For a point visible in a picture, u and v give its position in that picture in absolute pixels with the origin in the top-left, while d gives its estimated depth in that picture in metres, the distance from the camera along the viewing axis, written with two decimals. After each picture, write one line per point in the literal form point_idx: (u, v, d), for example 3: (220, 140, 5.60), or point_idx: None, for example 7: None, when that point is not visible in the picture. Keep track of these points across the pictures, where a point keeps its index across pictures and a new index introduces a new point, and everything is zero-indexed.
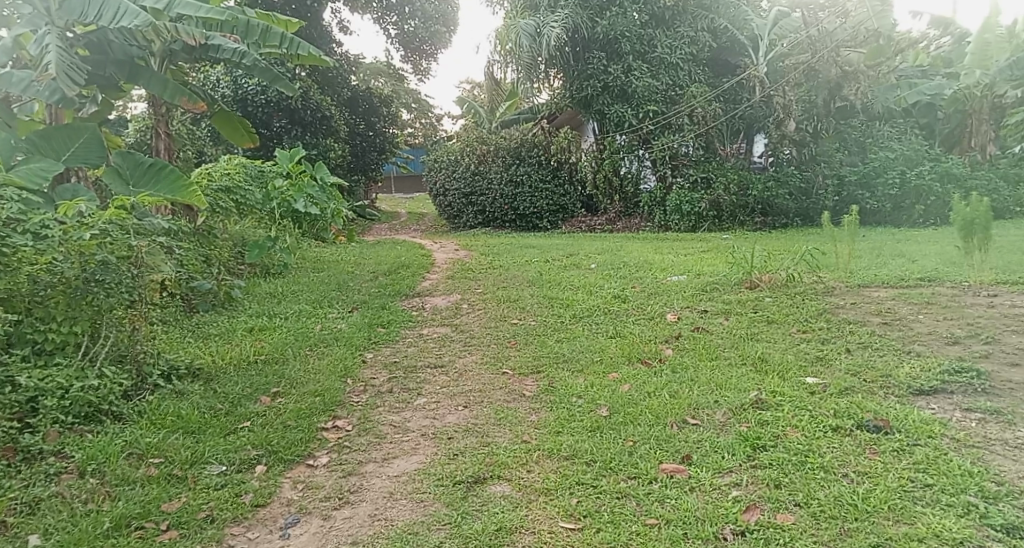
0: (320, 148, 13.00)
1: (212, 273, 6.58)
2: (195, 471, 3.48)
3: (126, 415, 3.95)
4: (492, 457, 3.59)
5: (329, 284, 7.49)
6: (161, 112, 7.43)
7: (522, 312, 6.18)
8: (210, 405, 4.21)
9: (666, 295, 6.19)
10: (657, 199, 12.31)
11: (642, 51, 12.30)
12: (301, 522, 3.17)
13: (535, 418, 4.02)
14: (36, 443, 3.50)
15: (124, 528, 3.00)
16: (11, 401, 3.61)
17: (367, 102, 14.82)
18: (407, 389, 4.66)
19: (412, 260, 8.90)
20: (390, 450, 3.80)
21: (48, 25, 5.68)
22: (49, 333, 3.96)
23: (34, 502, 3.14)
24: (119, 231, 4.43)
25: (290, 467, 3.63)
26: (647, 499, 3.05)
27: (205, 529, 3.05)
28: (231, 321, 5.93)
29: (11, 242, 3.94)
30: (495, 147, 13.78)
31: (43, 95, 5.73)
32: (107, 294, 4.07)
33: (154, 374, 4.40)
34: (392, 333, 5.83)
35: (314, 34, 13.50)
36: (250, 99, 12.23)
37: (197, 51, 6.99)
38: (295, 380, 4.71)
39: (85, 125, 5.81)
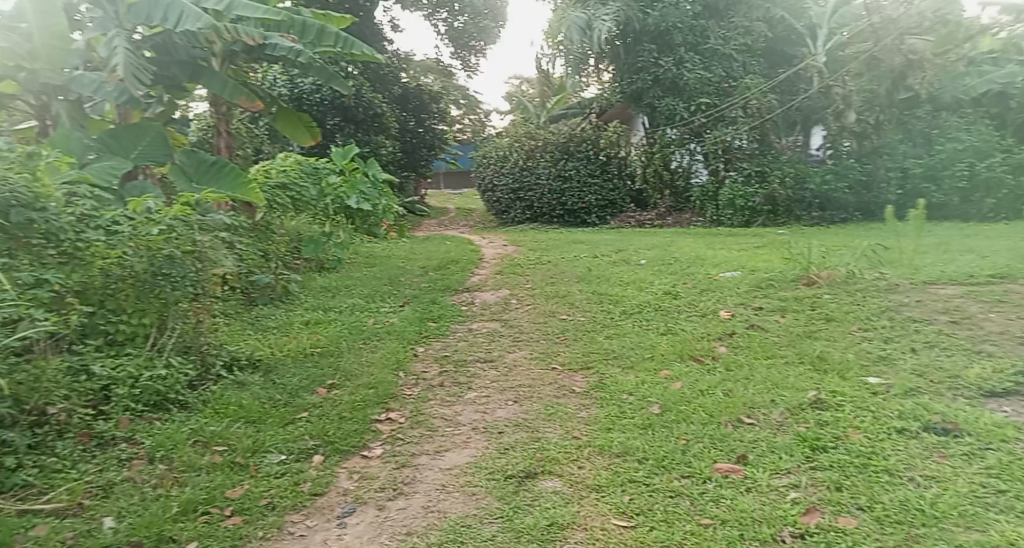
0: (372, 146, 13.20)
1: (270, 268, 6.75)
2: (256, 459, 3.59)
3: (191, 403, 4.11)
4: (543, 452, 3.60)
5: (380, 279, 7.60)
6: (222, 112, 7.66)
7: (570, 307, 6.17)
8: (270, 395, 4.33)
9: (719, 291, 6.08)
10: (709, 194, 12.18)
11: (695, 42, 12.12)
12: (357, 511, 3.24)
13: (585, 415, 4.01)
14: (108, 430, 3.66)
15: (192, 512, 3.11)
16: (85, 389, 3.79)
17: (417, 99, 14.92)
18: (458, 383, 4.71)
19: (461, 255, 8.96)
20: (442, 443, 3.85)
21: (116, 28, 5.93)
22: (120, 324, 4.16)
23: (108, 485, 3.27)
24: (186, 227, 4.50)
25: (346, 457, 3.72)
26: (702, 499, 3.02)
27: (266, 516, 3.15)
28: (288, 315, 6.08)
29: (86, 237, 3.86)
30: (544, 143, 13.77)
31: (111, 96, 5.97)
32: (173, 287, 4.27)
33: (217, 364, 4.59)
34: (443, 328, 5.89)
35: (366, 33, 13.67)
36: (306, 98, 12.52)
37: (256, 51, 7.16)
38: (350, 372, 4.80)
39: (151, 123, 6.04)
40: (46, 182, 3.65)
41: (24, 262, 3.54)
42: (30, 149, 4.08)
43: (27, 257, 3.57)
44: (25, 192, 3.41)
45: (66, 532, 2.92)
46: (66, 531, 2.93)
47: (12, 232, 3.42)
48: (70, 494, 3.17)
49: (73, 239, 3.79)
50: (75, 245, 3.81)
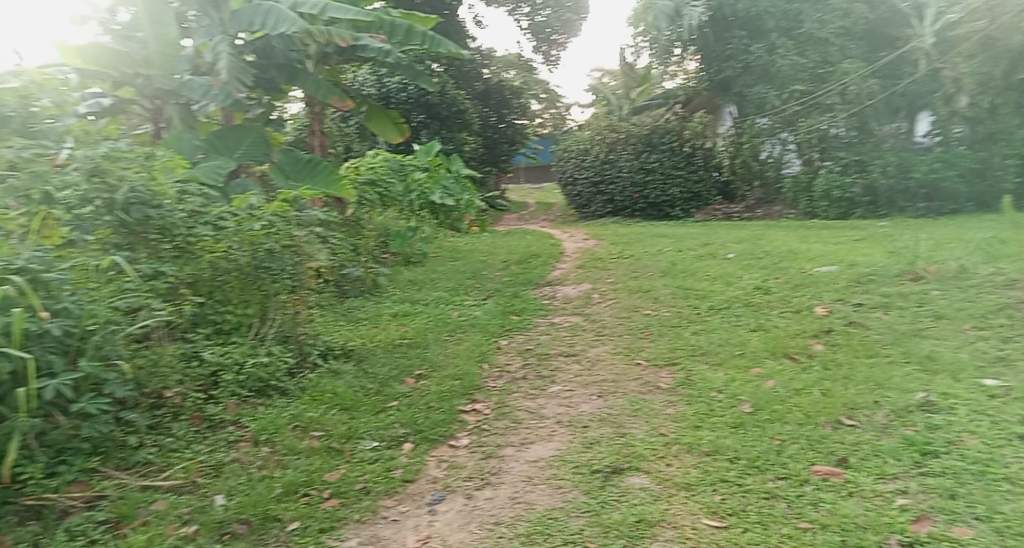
0: (455, 142, 13.37)
1: (360, 262, 6.96)
2: (351, 445, 3.73)
3: (290, 390, 4.27)
4: (629, 448, 3.58)
5: (464, 272, 7.69)
6: (316, 111, 7.95)
7: (654, 303, 6.07)
8: (362, 384, 4.47)
9: (814, 287, 5.86)
10: (802, 185, 11.70)
11: (787, 27, 11.77)
12: (446, 499, 3.31)
13: (672, 412, 3.95)
14: (218, 413, 3.87)
15: (293, 494, 3.25)
16: (196, 374, 4.03)
17: (499, 95, 14.99)
18: (541, 377, 4.73)
19: (542, 250, 8.96)
20: (527, 435, 3.89)
21: (221, 34, 6.23)
22: (226, 314, 4.42)
23: (217, 466, 3.46)
24: (283, 221, 4.78)
25: (434, 446, 3.80)
26: (799, 501, 2.93)
27: (362, 499, 3.26)
28: (378, 307, 6.25)
29: (195, 232, 4.20)
30: (626, 135, 13.60)
31: (217, 99, 6.28)
32: (272, 278, 4.54)
33: (313, 353, 4.75)
34: (525, 322, 5.92)
35: (450, 30, 13.85)
36: (393, 96, 12.90)
37: (347, 51, 7.40)
38: (436, 363, 4.90)
39: (252, 126, 6.47)
40: (162, 181, 4.09)
41: (143, 255, 3.99)
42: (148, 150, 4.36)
43: (146, 251, 4.02)
44: (145, 191, 3.91)
45: (182, 508, 3.11)
46: (183, 507, 3.11)
47: (132, 227, 3.92)
48: (185, 472, 3.37)
49: (185, 234, 4.15)
50: (187, 240, 4.15)
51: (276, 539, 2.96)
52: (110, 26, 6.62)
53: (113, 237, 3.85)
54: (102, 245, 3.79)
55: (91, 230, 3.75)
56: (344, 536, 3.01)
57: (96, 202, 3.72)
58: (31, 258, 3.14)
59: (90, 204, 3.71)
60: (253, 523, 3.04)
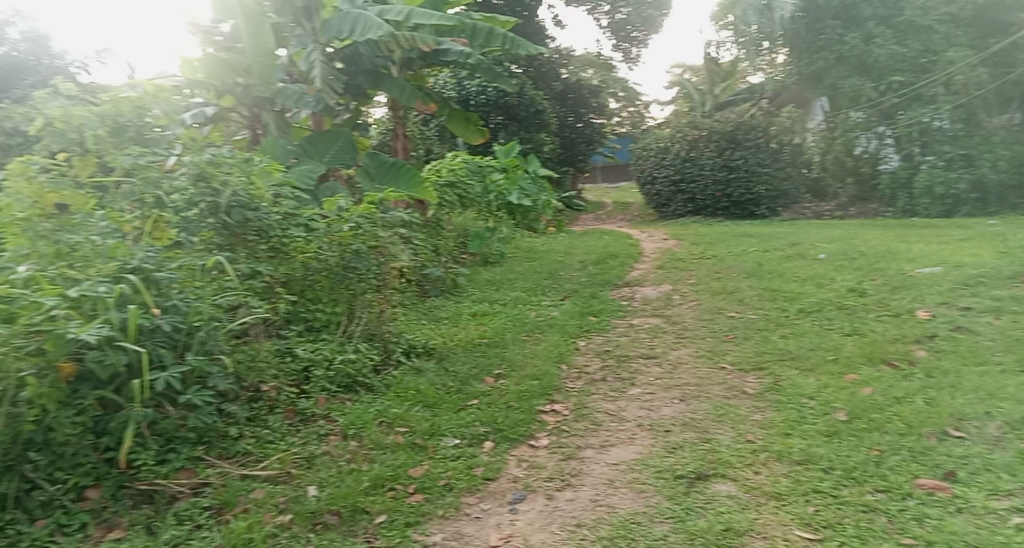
0: (534, 143, 13.39)
1: (441, 262, 7.05)
2: (434, 441, 3.79)
3: (376, 387, 4.37)
4: (714, 454, 3.48)
5: (541, 273, 7.69)
6: (399, 115, 8.15)
7: (739, 304, 5.91)
8: (444, 382, 4.54)
9: (914, 289, 5.56)
10: (901, 181, 11.19)
11: (885, 16, 11.23)
12: (528, 499, 3.31)
13: (760, 418, 3.83)
14: (309, 407, 4.00)
15: (380, 487, 3.33)
16: (289, 369, 4.20)
17: (577, 94, 14.89)
18: (621, 379, 4.68)
19: (620, 250, 8.87)
20: (607, 438, 3.85)
21: (313, 42, 6.54)
22: (317, 312, 4.63)
23: (309, 458, 3.57)
24: (369, 223, 4.93)
25: (515, 446, 3.82)
26: (901, 516, 2.78)
27: (444, 496, 3.31)
28: (457, 306, 6.33)
29: (290, 234, 4.44)
30: (708, 132, 13.06)
31: (311, 105, 6.68)
32: (359, 278, 4.71)
33: (397, 350, 4.84)
34: (604, 323, 5.87)
35: (529, 31, 13.87)
36: (472, 99, 13.06)
37: (429, 56, 7.57)
38: (515, 362, 4.92)
39: (341, 130, 6.84)
40: (259, 186, 4.32)
41: (243, 255, 4.18)
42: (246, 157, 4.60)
43: (245, 252, 4.21)
44: (245, 194, 4.13)
45: (278, 497, 3.23)
46: (279, 496, 3.23)
47: (232, 228, 4.12)
48: (280, 463, 3.50)
49: (281, 236, 4.39)
50: (281, 241, 4.37)
51: (366, 531, 3.04)
52: (212, 36, 6.96)
53: (216, 238, 4.06)
54: (206, 246, 4.02)
55: (196, 231, 3.98)
56: (429, 531, 3.06)
57: (201, 205, 3.97)
58: (144, 258, 3.39)
59: (196, 207, 3.97)
60: (343, 514, 3.13)
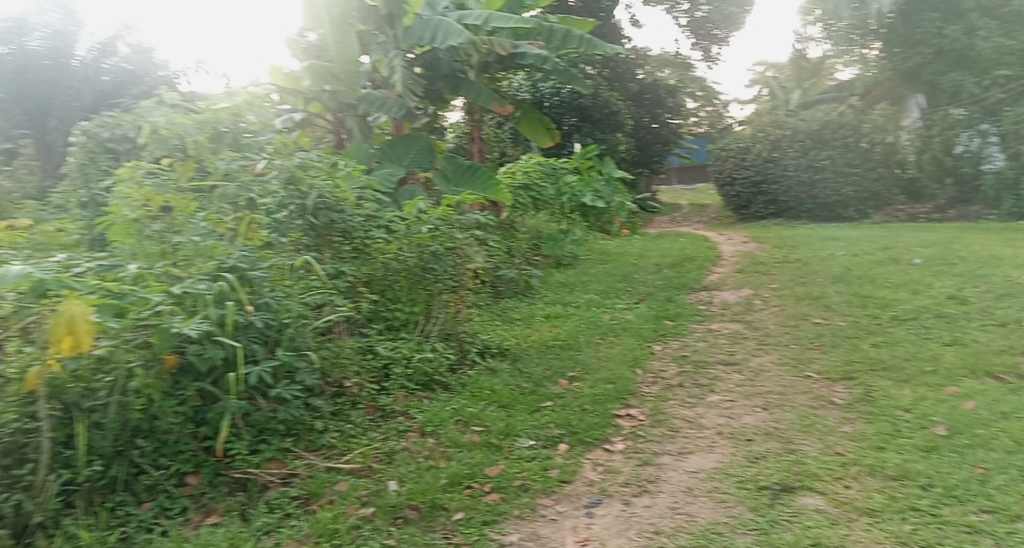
0: (609, 144, 13.27)
1: (515, 263, 7.08)
2: (509, 442, 3.80)
3: (452, 386, 4.42)
4: (800, 466, 3.36)
5: (615, 275, 7.63)
6: (475, 119, 8.25)
7: (826, 311, 5.68)
8: (518, 383, 4.54)
9: (1022, 298, 5.23)
10: (1008, 182, 10.61)
11: (990, 6, 10.60)
12: (604, 503, 3.27)
13: (849, 429, 3.67)
14: (389, 404, 4.08)
15: (457, 485, 3.37)
16: (370, 366, 4.30)
17: (654, 94, 14.61)
18: (700, 385, 4.58)
19: (697, 252, 8.70)
20: (685, 445, 3.77)
21: (395, 49, 6.73)
22: (396, 311, 4.72)
23: (389, 453, 3.64)
24: (446, 225, 5.06)
25: (589, 449, 3.79)
26: (1010, 539, 2.62)
27: (521, 496, 3.31)
28: (531, 308, 6.33)
29: (370, 236, 4.61)
30: (792, 131, 12.59)
31: (393, 110, 6.83)
32: (436, 278, 4.80)
33: (472, 350, 4.88)
34: (680, 327, 5.75)
35: (605, 32, 13.75)
36: (546, 101, 13.07)
37: (507, 60, 7.62)
38: (589, 365, 4.88)
39: (419, 134, 6.98)
40: (344, 188, 4.55)
41: (328, 255, 4.37)
42: (333, 161, 4.81)
43: (330, 251, 4.40)
44: (330, 196, 4.38)
45: (360, 490, 3.30)
46: (361, 489, 3.30)
47: (319, 229, 4.34)
48: (362, 457, 3.58)
49: (362, 238, 4.57)
50: (363, 242, 4.55)
51: (443, 527, 3.08)
52: (298, 44, 7.20)
53: (304, 239, 4.28)
54: (295, 247, 4.22)
55: (286, 232, 4.23)
56: (506, 530, 3.07)
57: (290, 207, 4.25)
58: (239, 258, 3.55)
59: (285, 209, 4.25)
60: (423, 510, 3.17)
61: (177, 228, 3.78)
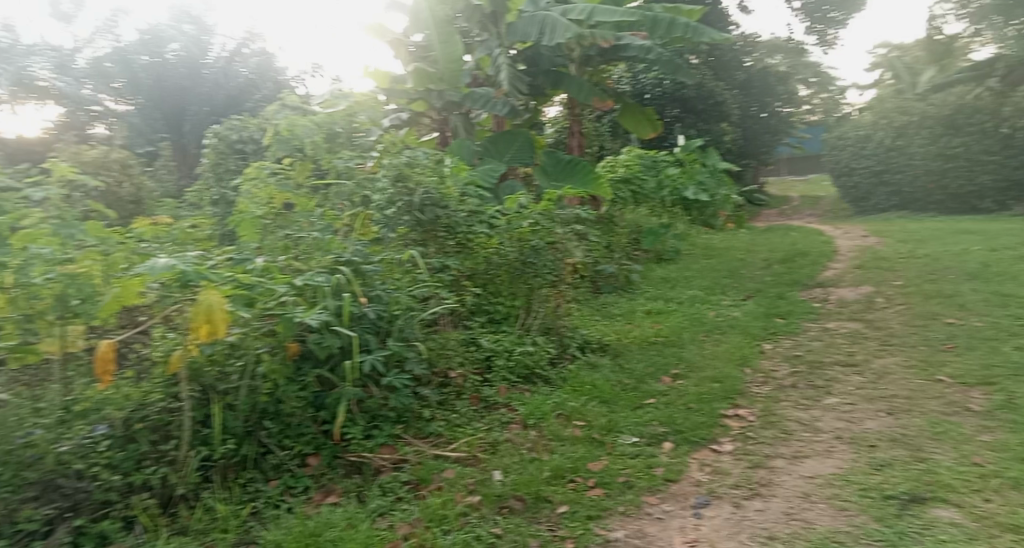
0: (714, 135, 12.87)
1: (615, 258, 6.98)
2: (612, 438, 3.76)
3: (553, 379, 4.42)
4: (932, 476, 3.13)
5: (720, 270, 7.39)
6: (576, 112, 8.20)
7: (959, 310, 5.28)
8: (620, 378, 4.49)
9: None
10: None
11: None
12: (712, 505, 3.18)
13: (988, 439, 3.40)
14: (492, 395, 4.13)
15: (561, 478, 3.36)
16: (473, 357, 4.36)
17: (762, 82, 13.85)
18: (815, 386, 4.36)
19: (811, 247, 8.30)
20: (800, 449, 3.60)
21: (500, 46, 6.80)
22: (498, 304, 4.75)
23: (494, 444, 3.68)
24: (547, 219, 4.90)
25: (696, 448, 3.69)
26: None
27: (625, 493, 3.27)
28: (631, 303, 6.24)
29: (473, 231, 4.64)
30: (920, 117, 11.79)
31: (500, 109, 6.91)
32: (536, 273, 4.72)
33: (572, 345, 4.85)
34: (793, 325, 5.51)
35: (711, 19, 13.32)
36: (648, 93, 12.83)
37: (609, 52, 7.62)
38: (694, 363, 4.76)
39: (520, 130, 7.12)
40: (448, 185, 4.66)
41: (433, 249, 4.49)
42: (436, 160, 4.91)
43: (436, 246, 4.51)
44: (436, 192, 4.49)
45: (467, 478, 3.35)
46: (468, 478, 3.35)
47: (425, 225, 4.47)
48: (468, 446, 3.64)
49: (464, 233, 4.61)
50: (467, 237, 4.61)
51: (548, 520, 3.08)
52: (405, 47, 7.35)
53: (411, 234, 4.43)
54: (402, 242, 4.41)
55: (395, 227, 4.43)
56: (611, 526, 3.03)
57: (399, 203, 4.41)
58: (354, 252, 3.71)
59: (394, 205, 4.43)
60: (528, 501, 3.19)
61: (288, 223, 4.04)
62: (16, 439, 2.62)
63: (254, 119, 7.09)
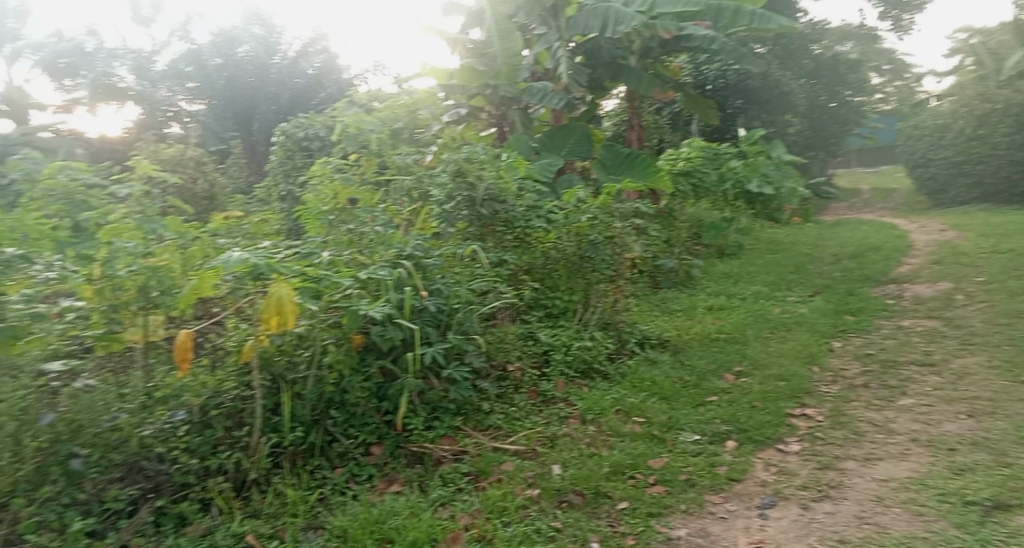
0: (779, 126, 12.53)
1: (675, 253, 6.87)
2: (672, 435, 3.70)
3: (612, 375, 4.38)
4: (1018, 482, 2.97)
5: (786, 266, 7.19)
6: (635, 105, 8.10)
7: None
8: (680, 375, 4.41)
9: None
10: None
11: None
12: (779, 506, 3.09)
13: None
14: (550, 389, 4.11)
15: (621, 474, 3.33)
16: (531, 351, 4.35)
17: (832, 70, 13.41)
18: (888, 387, 4.20)
19: (883, 241, 7.98)
20: (872, 451, 3.47)
21: (559, 40, 6.76)
22: (556, 299, 4.72)
23: (553, 438, 3.66)
24: (606, 214, 4.86)
25: (761, 448, 3.60)
26: None
27: (687, 491, 3.21)
28: (692, 299, 6.13)
29: (531, 225, 4.64)
30: (1006, 104, 10.98)
31: (556, 102, 6.79)
32: (594, 267, 4.67)
33: (631, 341, 4.78)
34: (864, 323, 5.31)
35: (778, 5, 12.92)
36: (710, 83, 12.55)
37: (671, 43, 7.47)
38: (758, 361, 4.64)
39: (577, 124, 7.11)
40: (507, 179, 4.65)
41: (491, 244, 4.53)
42: (495, 154, 4.93)
43: (494, 241, 4.55)
44: (495, 187, 4.51)
45: (526, 471, 3.35)
46: (527, 471, 3.35)
47: (485, 219, 4.50)
48: (526, 439, 3.63)
49: (523, 228, 4.61)
50: (525, 232, 4.61)
51: (609, 515, 3.05)
52: (465, 44, 7.29)
53: (470, 229, 4.50)
54: (461, 237, 4.46)
55: (454, 222, 4.49)
56: (673, 524, 2.98)
57: (458, 198, 4.45)
58: (415, 246, 3.75)
59: (453, 200, 4.46)
60: (587, 496, 3.17)
61: (350, 218, 4.05)
62: (104, 422, 2.72)
63: (319, 116, 7.23)
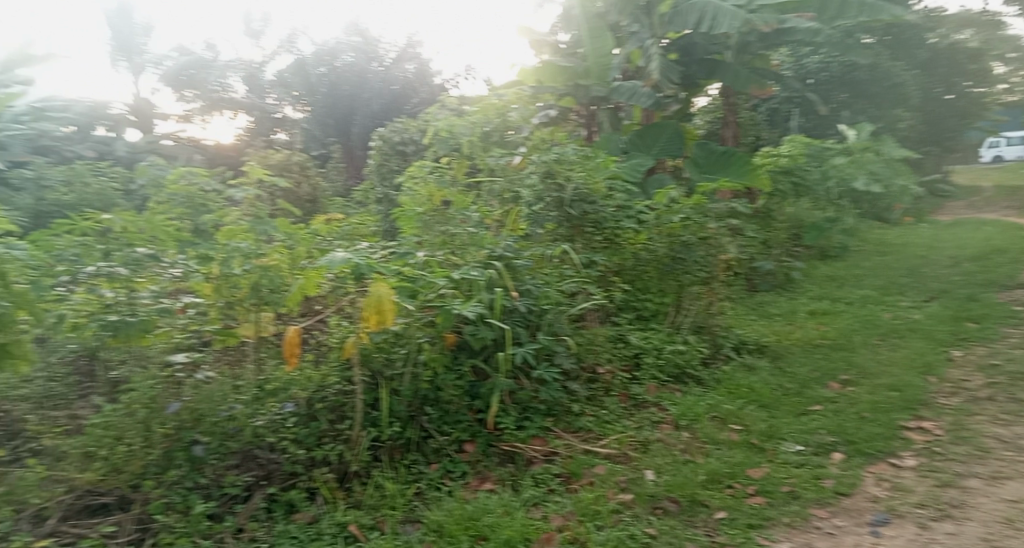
0: (889, 120, 11.84)
1: (775, 255, 6.60)
2: (773, 444, 3.55)
3: (706, 380, 4.25)
4: None
5: (898, 268, 6.78)
6: (731, 102, 7.86)
7: None
8: (781, 383, 4.22)
9: None
10: None
11: None
12: (893, 524, 2.89)
13: None
14: (641, 393, 4.03)
15: (718, 483, 3.22)
16: (622, 354, 4.28)
17: (950, 60, 12.56)
18: (1018, 400, 3.87)
19: (1008, 243, 7.40)
20: (998, 469, 3.21)
21: (652, 37, 6.70)
22: (647, 301, 4.62)
23: (645, 442, 3.59)
24: (700, 214, 4.75)
25: (871, 462, 3.39)
26: None
27: (791, 503, 3.07)
28: (793, 303, 5.86)
29: (620, 225, 4.60)
30: None
31: (643, 100, 6.72)
32: (686, 269, 4.53)
33: (726, 345, 4.62)
34: (988, 331, 4.92)
35: None
36: (812, 77, 11.97)
37: (772, 36, 7.19)
38: (867, 370, 4.38)
39: (669, 122, 6.96)
40: (597, 180, 4.64)
41: (580, 245, 4.51)
42: (585, 154, 4.91)
43: (583, 242, 4.54)
44: (585, 187, 4.52)
45: (618, 475, 3.29)
46: (620, 475, 3.29)
47: (574, 220, 4.52)
48: (618, 442, 3.57)
49: (612, 229, 4.58)
50: (614, 233, 4.57)
51: (706, 524, 2.95)
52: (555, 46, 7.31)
53: (560, 230, 4.49)
54: (551, 238, 4.46)
55: (544, 223, 4.49)
56: (775, 537, 2.85)
57: (547, 199, 4.48)
58: (506, 247, 3.77)
59: (542, 201, 4.49)
60: (682, 503, 3.08)
61: (444, 219, 4.12)
62: (221, 412, 2.89)
63: (414, 120, 7.37)
